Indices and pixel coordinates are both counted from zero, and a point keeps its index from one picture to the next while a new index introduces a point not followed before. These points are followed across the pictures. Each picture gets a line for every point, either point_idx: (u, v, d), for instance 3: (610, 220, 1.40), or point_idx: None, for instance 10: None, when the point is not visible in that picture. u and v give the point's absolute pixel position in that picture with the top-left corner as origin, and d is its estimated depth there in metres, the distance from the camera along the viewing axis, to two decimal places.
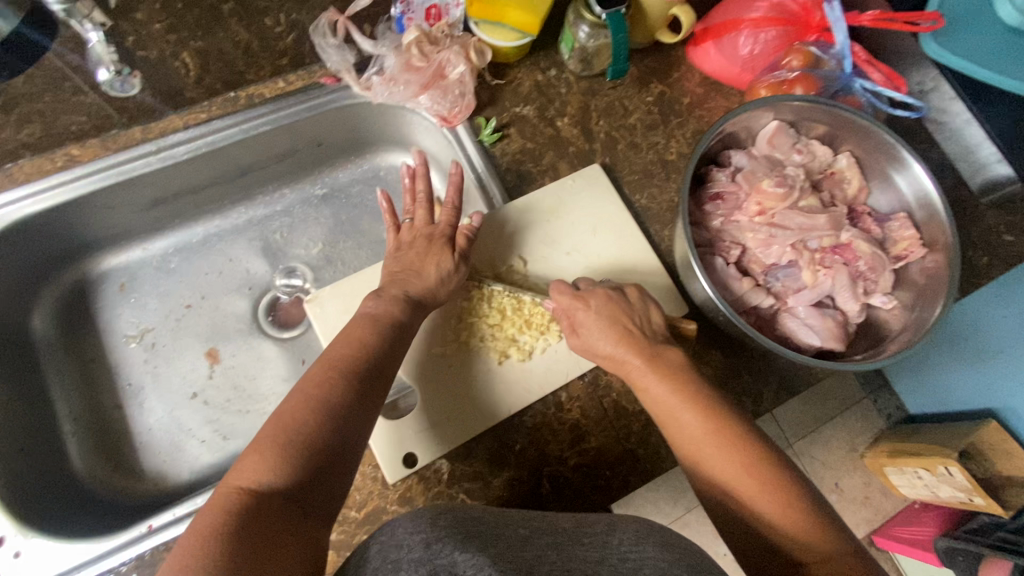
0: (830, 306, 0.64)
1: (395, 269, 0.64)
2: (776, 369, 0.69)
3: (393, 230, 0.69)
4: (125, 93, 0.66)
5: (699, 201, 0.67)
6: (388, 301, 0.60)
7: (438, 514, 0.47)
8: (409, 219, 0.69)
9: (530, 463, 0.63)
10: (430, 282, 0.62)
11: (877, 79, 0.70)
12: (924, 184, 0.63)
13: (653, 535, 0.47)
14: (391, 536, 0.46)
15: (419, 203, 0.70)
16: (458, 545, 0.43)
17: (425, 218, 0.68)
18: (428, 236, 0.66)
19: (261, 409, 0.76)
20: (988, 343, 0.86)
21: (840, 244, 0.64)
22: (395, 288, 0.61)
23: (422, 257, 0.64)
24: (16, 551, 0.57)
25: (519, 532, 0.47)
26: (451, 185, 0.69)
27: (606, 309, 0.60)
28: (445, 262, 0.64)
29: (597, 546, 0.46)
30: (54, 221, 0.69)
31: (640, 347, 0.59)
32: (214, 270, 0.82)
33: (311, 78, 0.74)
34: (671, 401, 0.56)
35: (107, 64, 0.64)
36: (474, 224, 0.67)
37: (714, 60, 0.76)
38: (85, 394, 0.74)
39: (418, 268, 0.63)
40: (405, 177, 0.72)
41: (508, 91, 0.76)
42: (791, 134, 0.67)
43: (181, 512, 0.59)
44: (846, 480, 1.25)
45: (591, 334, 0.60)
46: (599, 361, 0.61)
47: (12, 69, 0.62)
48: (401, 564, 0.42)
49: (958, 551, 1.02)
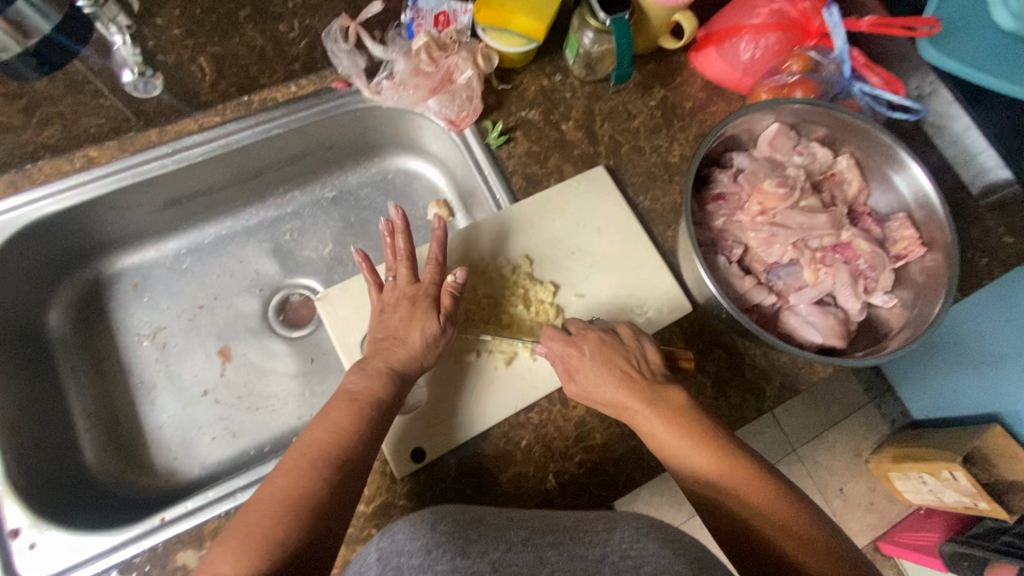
0: (831, 304, 0.65)
1: (379, 336, 0.62)
2: (779, 368, 0.70)
3: (376, 289, 0.66)
4: (147, 94, 0.68)
5: (701, 201, 0.68)
6: (370, 377, 0.59)
7: (438, 518, 0.48)
8: (391, 278, 0.66)
9: (536, 459, 0.64)
10: (416, 347, 0.61)
11: (875, 83, 0.72)
12: (922, 183, 0.65)
13: (653, 531, 0.48)
14: (392, 540, 0.48)
15: (400, 258, 0.66)
16: (458, 551, 0.44)
17: (408, 275, 0.65)
18: (412, 298, 0.64)
19: (270, 406, 0.77)
20: (990, 346, 0.87)
21: (840, 243, 0.66)
22: (379, 360, 0.61)
23: (407, 323, 0.62)
24: (31, 542, 0.58)
25: (520, 534, 0.48)
26: (434, 242, 0.67)
27: (601, 354, 0.61)
28: (430, 326, 0.62)
29: (598, 543, 0.46)
30: (72, 221, 0.71)
31: (641, 389, 0.59)
32: (225, 271, 0.83)
33: (323, 83, 0.76)
34: (679, 438, 0.57)
35: (131, 66, 0.65)
36: (459, 280, 0.65)
37: (715, 65, 0.78)
38: (98, 391, 0.75)
39: (402, 336, 0.61)
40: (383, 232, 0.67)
41: (514, 95, 0.78)
42: (792, 137, 0.68)
43: (193, 505, 0.60)
44: (850, 485, 1.25)
45: (589, 380, 0.60)
46: (600, 407, 0.61)
47: (47, 63, 0.61)
48: (401, 571, 0.43)
49: (963, 556, 1.01)
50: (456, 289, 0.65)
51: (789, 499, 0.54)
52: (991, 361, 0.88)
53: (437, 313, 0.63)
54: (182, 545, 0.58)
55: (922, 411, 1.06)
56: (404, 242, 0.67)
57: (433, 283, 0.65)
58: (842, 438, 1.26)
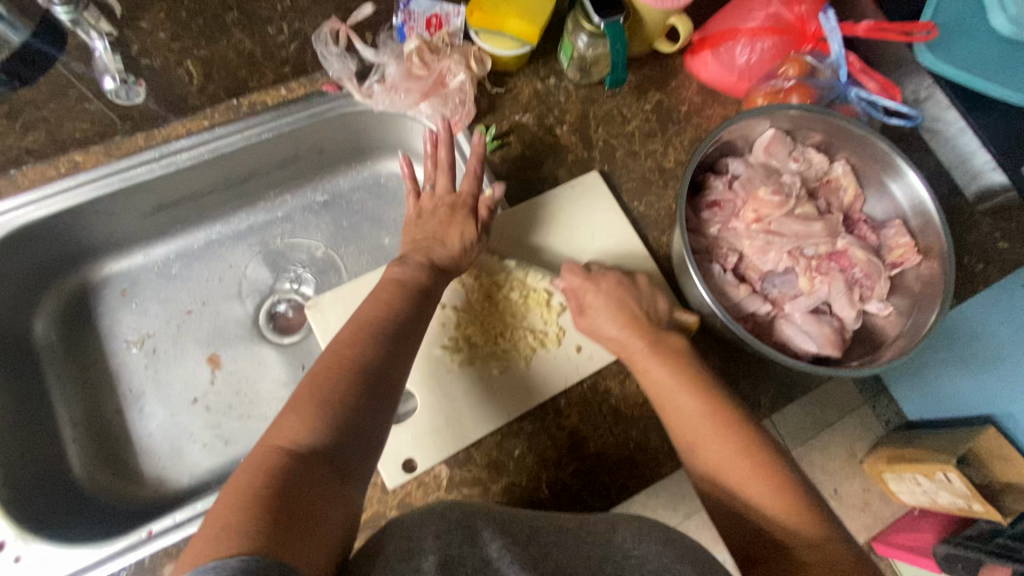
0: (827, 312, 0.64)
1: (418, 238, 0.66)
2: (774, 375, 0.70)
3: (415, 197, 0.70)
4: (131, 101, 0.66)
5: (696, 207, 0.67)
6: (416, 269, 0.62)
7: (448, 508, 0.46)
8: (430, 186, 0.69)
9: (530, 469, 0.64)
10: (455, 249, 0.64)
11: (871, 88, 0.71)
12: (919, 192, 0.64)
13: (654, 532, 0.48)
14: (401, 526, 0.44)
15: (440, 170, 0.69)
16: (466, 539, 0.43)
17: (446, 185, 0.68)
18: (451, 205, 0.67)
19: (262, 414, 0.76)
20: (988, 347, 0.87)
21: (836, 251, 0.65)
22: (419, 255, 0.63)
23: (445, 227, 0.66)
24: (17, 556, 0.58)
25: (525, 530, 0.47)
26: (473, 156, 0.69)
27: (616, 294, 0.64)
28: (469, 231, 0.65)
29: (601, 543, 0.47)
30: (57, 227, 0.70)
31: (647, 333, 0.62)
32: (214, 276, 0.82)
33: (313, 86, 0.75)
34: (680, 398, 0.58)
35: (113, 74, 0.62)
36: (496, 196, 0.68)
37: (711, 69, 0.77)
38: (86, 400, 0.74)
39: (442, 237, 0.65)
40: (427, 141, 0.70)
41: (507, 98, 0.77)
42: (788, 142, 0.67)
43: (180, 518, 0.60)
44: (845, 486, 1.26)
45: (599, 317, 0.63)
46: (605, 346, 0.64)
47: (16, 77, 0.58)
48: (413, 553, 0.41)
49: (957, 558, 1.04)
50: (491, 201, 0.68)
51: (794, 485, 0.53)
52: (994, 358, 0.87)
53: (476, 222, 0.66)
54: (170, 558, 0.58)
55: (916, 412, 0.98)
56: (445, 153, 0.69)
57: (470, 194, 0.67)
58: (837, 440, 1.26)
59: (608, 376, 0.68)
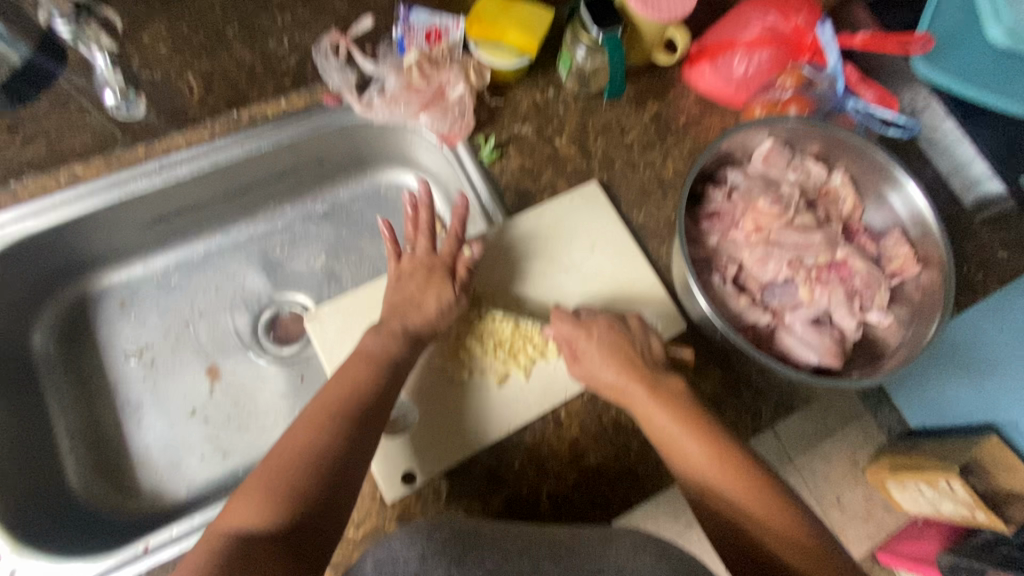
0: (827, 323, 0.64)
1: (395, 300, 0.65)
2: (775, 386, 0.69)
3: (394, 258, 0.68)
4: (130, 116, 0.69)
5: (695, 219, 0.67)
6: (387, 338, 0.62)
7: (435, 526, 0.49)
8: (410, 248, 0.69)
9: (530, 481, 0.63)
10: (430, 314, 0.64)
11: (868, 99, 0.71)
12: (918, 202, 0.64)
13: (649, 545, 0.48)
14: (387, 547, 0.48)
15: (421, 231, 0.69)
16: (455, 559, 0.45)
17: (426, 247, 0.68)
18: (429, 268, 0.66)
19: (261, 426, 0.75)
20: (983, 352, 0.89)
21: (836, 261, 0.64)
22: (396, 321, 0.63)
23: (423, 289, 0.65)
24: (13, 570, 0.57)
25: (516, 544, 0.48)
26: (455, 217, 0.69)
27: (608, 339, 0.62)
28: (446, 294, 0.65)
29: (595, 556, 0.47)
30: (57, 239, 0.70)
31: (643, 376, 0.60)
32: (214, 288, 0.82)
33: (312, 97, 0.74)
34: (674, 429, 0.58)
35: (114, 87, 0.68)
36: (474, 256, 0.68)
37: (709, 80, 0.77)
38: (83, 413, 0.73)
39: (419, 300, 0.64)
40: (406, 203, 0.69)
41: (506, 110, 0.77)
42: (786, 153, 0.68)
43: (178, 532, 0.59)
44: (848, 497, 1.23)
45: (593, 362, 0.61)
46: (603, 391, 0.62)
47: (20, 97, 0.67)
48: (397, 575, 0.45)
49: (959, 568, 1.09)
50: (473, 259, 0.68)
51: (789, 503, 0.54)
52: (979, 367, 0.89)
53: (454, 283, 0.66)
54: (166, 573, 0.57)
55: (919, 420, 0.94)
56: (426, 216, 0.70)
57: (450, 254, 0.68)
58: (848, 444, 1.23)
59: None
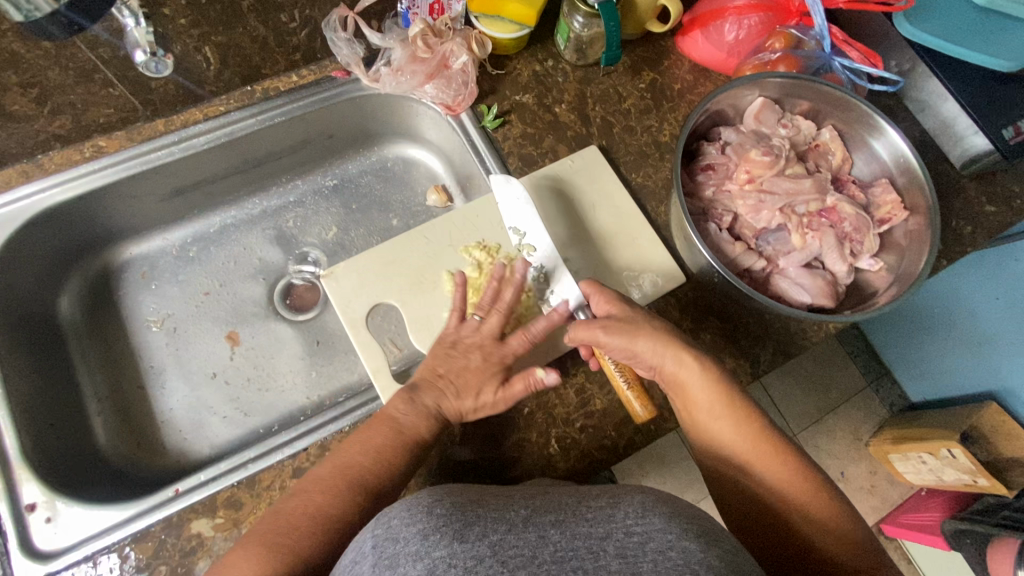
0: (819, 268, 0.67)
1: (437, 371, 0.62)
2: (773, 333, 0.72)
3: (457, 316, 0.66)
4: (159, 74, 0.68)
5: (691, 172, 0.70)
6: (418, 413, 0.59)
7: (434, 501, 0.46)
8: (478, 317, 0.66)
9: (539, 426, 0.66)
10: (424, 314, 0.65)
11: (854, 57, 0.74)
12: (901, 147, 0.67)
13: (661, 506, 0.46)
14: (387, 526, 0.45)
15: (496, 307, 0.66)
16: (456, 535, 0.43)
17: (494, 330, 0.65)
18: (483, 351, 0.63)
19: (279, 387, 0.79)
20: (998, 343, 1.08)
21: (826, 208, 0.68)
22: (430, 397, 0.61)
23: (466, 374, 0.62)
24: (48, 517, 0.60)
25: (520, 513, 0.47)
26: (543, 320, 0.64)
27: (621, 298, 0.63)
28: (487, 394, 0.61)
29: (604, 521, 0.45)
30: (81, 210, 0.73)
31: (684, 350, 0.60)
32: (230, 259, 0.85)
33: (323, 72, 0.79)
34: (701, 412, 0.59)
35: (143, 46, 0.64)
36: (546, 381, 0.61)
37: (702, 48, 0.81)
38: (109, 376, 0.77)
39: (460, 385, 0.61)
40: (495, 275, 0.65)
41: (508, 80, 0.81)
42: (777, 110, 0.71)
43: (206, 476, 0.62)
44: (851, 469, 1.42)
45: (635, 342, 0.59)
46: (637, 354, 0.60)
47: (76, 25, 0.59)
48: (398, 560, 0.42)
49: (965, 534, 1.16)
50: (536, 383, 0.61)
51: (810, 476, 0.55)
52: (983, 343, 1.11)
53: (505, 387, 0.61)
54: (196, 514, 0.60)
55: (920, 395, 1.36)
56: (509, 296, 0.66)
57: (514, 352, 0.63)
58: (841, 423, 1.44)
59: None
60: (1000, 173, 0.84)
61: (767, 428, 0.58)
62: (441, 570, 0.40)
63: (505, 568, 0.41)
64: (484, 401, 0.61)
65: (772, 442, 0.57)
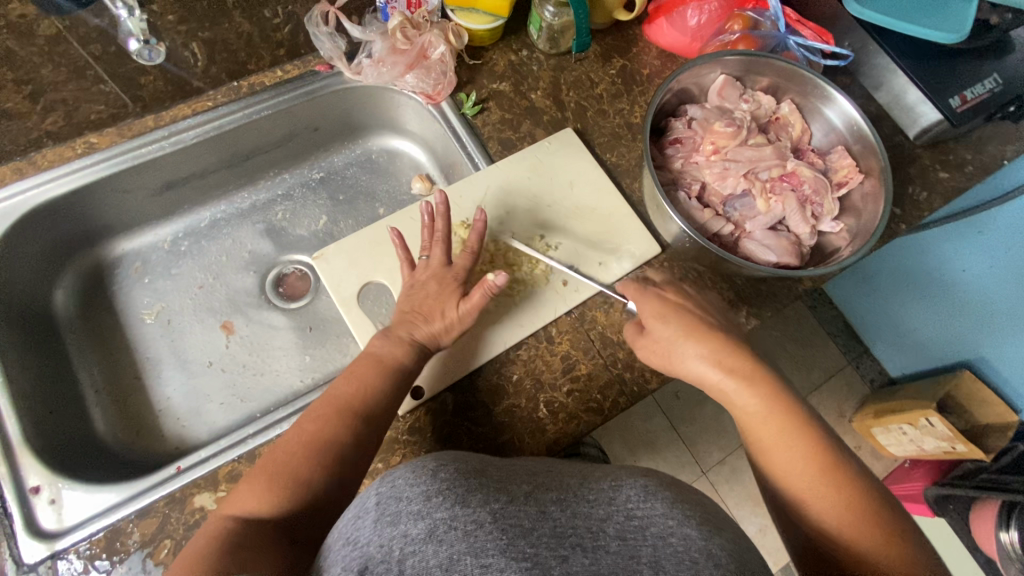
0: (783, 229, 0.72)
1: (404, 308, 0.67)
2: (747, 298, 0.76)
3: (409, 266, 0.71)
4: (152, 62, 0.69)
5: (660, 147, 0.74)
6: (394, 344, 0.64)
7: (440, 466, 0.47)
8: (426, 257, 0.70)
9: (529, 391, 0.69)
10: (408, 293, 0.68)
11: (807, 35, 0.79)
12: (850, 112, 0.72)
13: (663, 491, 0.48)
14: (391, 485, 0.47)
15: (436, 239, 0.71)
16: (459, 499, 0.44)
17: (441, 257, 0.69)
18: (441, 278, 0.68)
19: (274, 371, 0.81)
20: (972, 313, 1.13)
21: (787, 172, 0.72)
22: (402, 328, 0.65)
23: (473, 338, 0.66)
24: (52, 498, 0.61)
25: (522, 488, 0.48)
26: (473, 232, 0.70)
27: None
28: (448, 308, 0.66)
29: (604, 503, 0.47)
30: (73, 205, 0.75)
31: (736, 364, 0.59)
32: (224, 253, 0.88)
33: (306, 66, 0.82)
34: (762, 432, 0.57)
35: (137, 36, 0.66)
36: (499, 281, 0.65)
37: (667, 34, 0.85)
38: (107, 368, 0.79)
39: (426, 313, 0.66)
40: (425, 214, 0.71)
41: (484, 70, 0.84)
42: (738, 87, 0.75)
43: (206, 453, 0.64)
44: None
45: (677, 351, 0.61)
46: (693, 382, 0.61)
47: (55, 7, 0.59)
48: (401, 517, 0.43)
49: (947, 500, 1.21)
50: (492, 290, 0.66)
51: (874, 512, 0.51)
52: (955, 313, 1.16)
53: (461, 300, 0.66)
54: (199, 488, 0.62)
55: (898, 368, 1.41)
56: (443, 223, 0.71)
57: (464, 268, 0.69)
58: (824, 400, 1.48)
59: (593, 306, 0.74)
60: (951, 142, 0.89)
61: (826, 454, 0.54)
62: (442, 532, 0.42)
63: (504, 536, 0.42)
64: (450, 318, 0.66)
65: (830, 469, 0.53)
